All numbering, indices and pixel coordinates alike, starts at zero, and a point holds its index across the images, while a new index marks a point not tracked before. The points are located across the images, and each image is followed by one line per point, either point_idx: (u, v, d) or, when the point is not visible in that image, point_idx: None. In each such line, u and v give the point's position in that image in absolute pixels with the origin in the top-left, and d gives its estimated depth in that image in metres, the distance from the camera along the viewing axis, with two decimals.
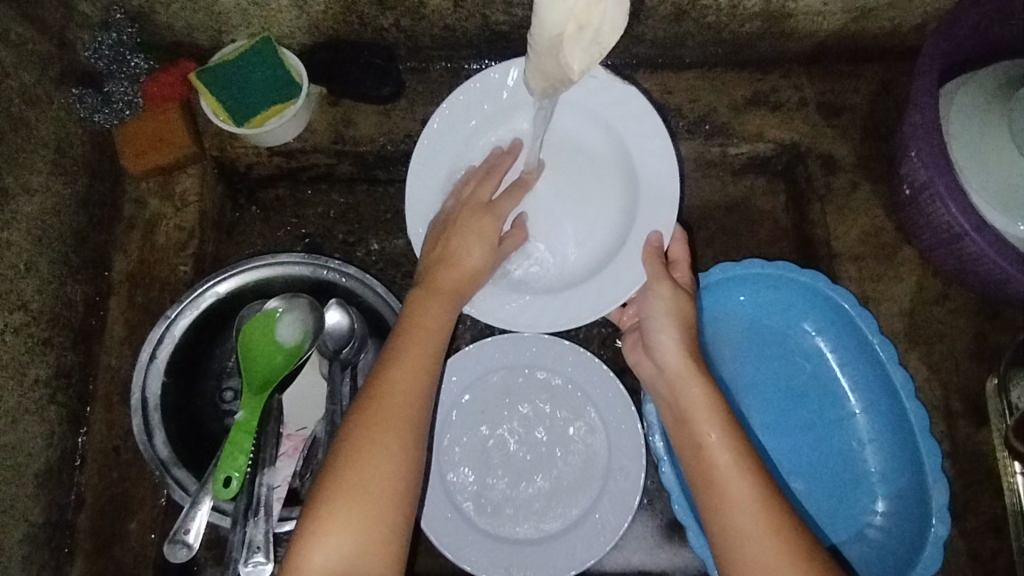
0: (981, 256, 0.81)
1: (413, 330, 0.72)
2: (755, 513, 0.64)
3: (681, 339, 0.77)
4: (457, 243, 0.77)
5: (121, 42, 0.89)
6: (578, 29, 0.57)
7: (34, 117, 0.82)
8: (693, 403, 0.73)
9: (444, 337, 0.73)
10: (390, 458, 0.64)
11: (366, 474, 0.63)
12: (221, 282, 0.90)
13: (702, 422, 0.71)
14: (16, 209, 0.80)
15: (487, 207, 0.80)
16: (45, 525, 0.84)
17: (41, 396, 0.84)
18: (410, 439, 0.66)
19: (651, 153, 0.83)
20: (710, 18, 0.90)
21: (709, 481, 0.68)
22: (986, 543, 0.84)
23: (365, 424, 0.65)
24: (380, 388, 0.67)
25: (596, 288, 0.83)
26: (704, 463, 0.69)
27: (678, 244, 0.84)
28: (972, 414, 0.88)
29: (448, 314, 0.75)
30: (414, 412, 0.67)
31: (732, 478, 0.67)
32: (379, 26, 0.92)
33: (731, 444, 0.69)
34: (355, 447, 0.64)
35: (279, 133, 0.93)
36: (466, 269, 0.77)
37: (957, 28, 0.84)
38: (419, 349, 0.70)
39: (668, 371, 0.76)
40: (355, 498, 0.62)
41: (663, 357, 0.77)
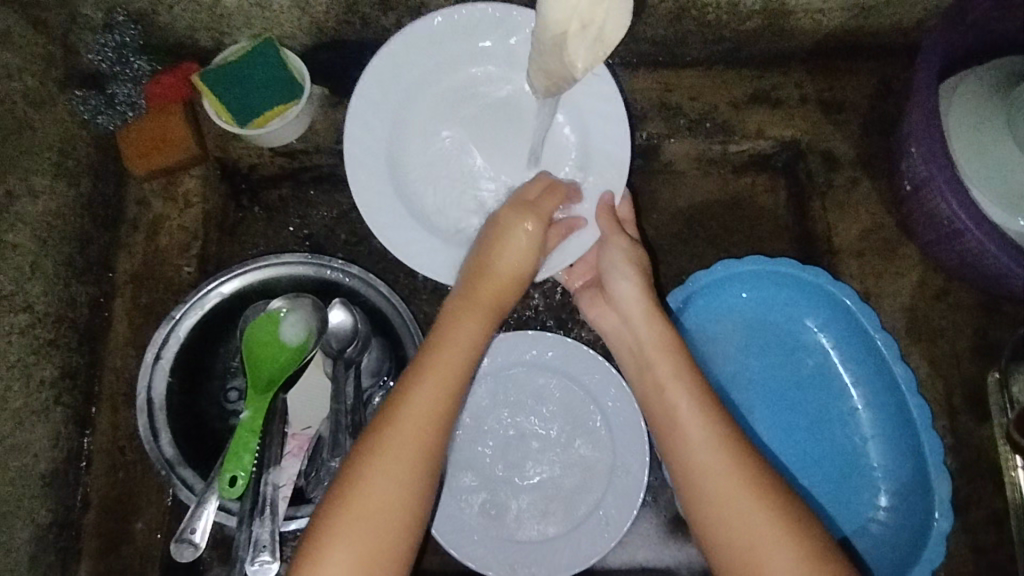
0: (982, 250, 0.81)
1: (440, 350, 0.71)
2: (716, 453, 0.68)
3: (641, 285, 0.81)
4: (502, 251, 0.76)
5: (123, 44, 0.88)
6: (581, 28, 0.58)
7: (37, 120, 0.83)
8: (653, 347, 0.77)
9: (474, 353, 0.73)
10: (402, 485, 0.65)
11: (377, 500, 0.64)
12: (225, 283, 0.91)
13: (661, 365, 0.76)
14: (20, 212, 0.80)
15: (535, 208, 0.78)
16: (52, 525, 0.85)
17: (47, 398, 0.84)
18: (423, 466, 0.67)
19: (602, 117, 0.86)
20: (710, 16, 0.91)
21: (672, 421, 0.72)
22: (988, 537, 0.85)
23: (381, 450, 0.66)
24: (396, 413, 0.68)
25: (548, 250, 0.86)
26: (666, 404, 0.73)
27: (627, 208, 0.88)
28: (973, 408, 0.88)
29: (480, 332, 0.74)
30: (431, 436, 0.68)
31: (692, 420, 0.71)
32: (381, 27, 0.92)
33: (690, 385, 0.73)
34: (368, 474, 0.65)
35: (281, 134, 0.93)
36: (506, 278, 0.76)
37: (956, 25, 0.84)
38: (449, 360, 0.71)
39: (630, 319, 0.80)
40: (362, 524, 0.64)
41: (624, 307, 0.81)
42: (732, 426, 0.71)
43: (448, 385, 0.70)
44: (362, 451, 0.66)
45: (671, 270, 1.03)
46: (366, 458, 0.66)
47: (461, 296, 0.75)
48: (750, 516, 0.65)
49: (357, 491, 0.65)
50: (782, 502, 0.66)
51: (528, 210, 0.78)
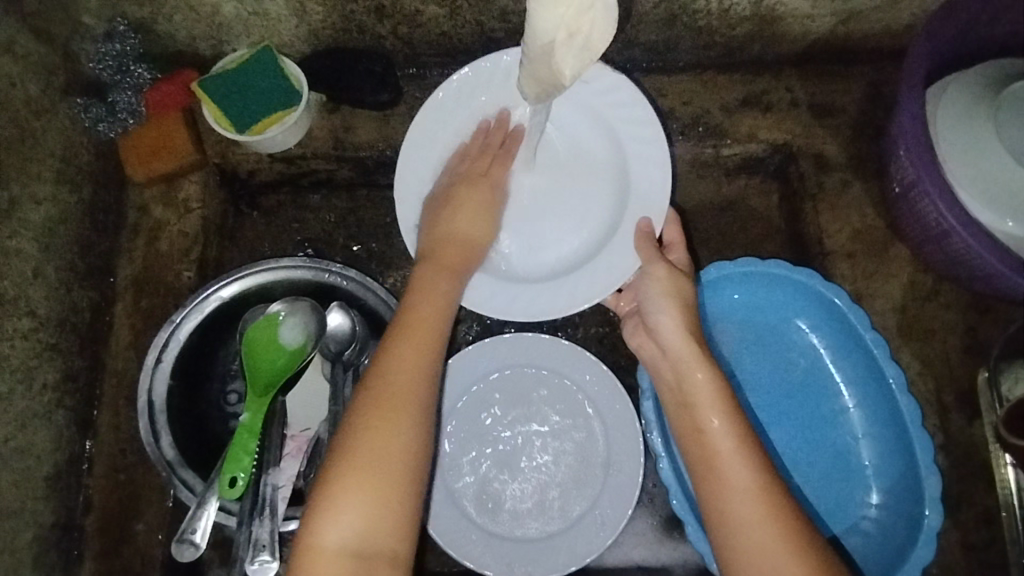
0: (969, 251, 0.83)
1: (420, 302, 0.74)
2: (754, 499, 0.66)
3: (681, 320, 0.78)
4: (458, 221, 0.80)
5: (123, 53, 0.90)
6: (568, 37, 0.59)
7: (40, 128, 0.84)
8: (699, 389, 0.74)
9: (449, 311, 0.75)
10: (407, 430, 0.66)
11: (383, 444, 0.65)
12: (224, 287, 0.92)
13: (705, 406, 0.72)
14: (23, 217, 0.82)
15: (484, 176, 0.82)
16: (54, 527, 0.86)
17: (50, 401, 0.86)
18: (420, 411, 0.67)
19: (642, 142, 0.85)
20: (701, 22, 0.92)
21: (707, 462, 0.70)
22: (980, 534, 0.85)
23: (379, 398, 0.66)
24: (382, 368, 0.69)
25: (587, 280, 0.85)
26: (707, 448, 0.70)
27: (673, 227, 0.86)
28: (963, 407, 0.89)
29: (450, 285, 0.77)
30: (422, 382, 0.68)
31: (734, 456, 0.69)
32: (377, 34, 0.94)
33: (733, 431, 0.70)
34: (365, 421, 0.65)
35: (278, 141, 0.95)
36: (467, 241, 0.80)
37: (942, 30, 0.86)
38: (427, 319, 0.72)
39: (671, 354, 0.77)
40: (364, 465, 0.64)
41: (667, 341, 0.78)
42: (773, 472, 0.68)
43: (430, 338, 0.72)
44: (360, 405, 0.67)
45: None
46: (362, 412, 0.66)
47: (426, 256, 0.78)
48: (779, 568, 0.63)
49: (363, 438, 0.65)
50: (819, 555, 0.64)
51: (481, 177, 0.82)
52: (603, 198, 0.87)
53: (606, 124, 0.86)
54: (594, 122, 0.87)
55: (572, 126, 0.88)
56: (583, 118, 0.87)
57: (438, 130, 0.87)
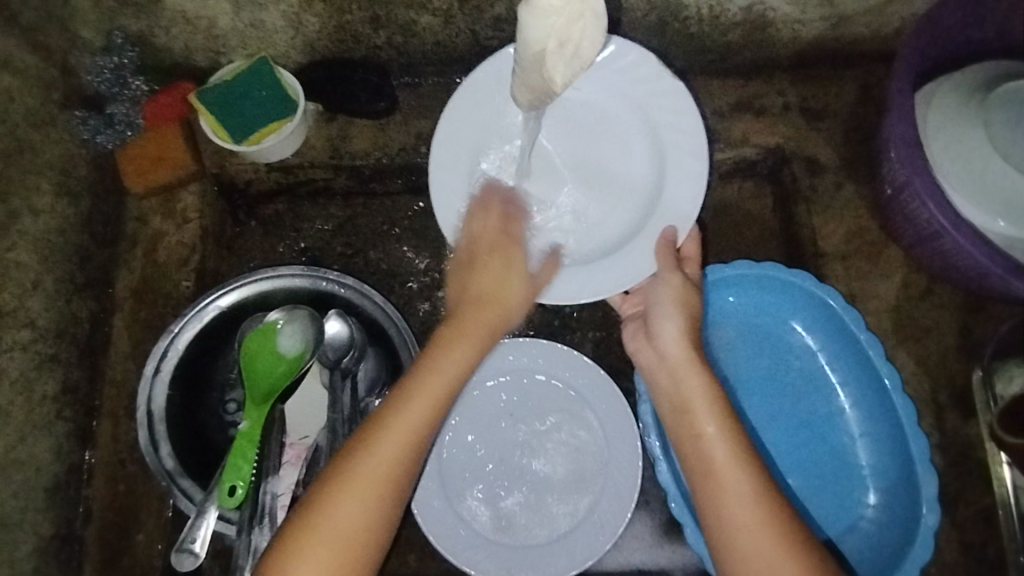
0: (961, 252, 0.83)
1: (428, 369, 0.72)
2: (749, 504, 0.67)
3: (685, 329, 0.79)
4: (479, 284, 0.80)
5: (122, 65, 0.92)
6: (559, 45, 0.60)
7: (38, 141, 0.85)
8: (693, 396, 0.74)
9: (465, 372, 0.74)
10: (372, 514, 0.66)
11: (349, 513, 0.65)
12: (223, 296, 0.93)
13: (701, 413, 0.73)
14: (22, 229, 0.83)
15: (507, 241, 0.84)
16: (54, 538, 0.86)
17: (49, 411, 0.86)
18: (394, 492, 0.67)
19: (684, 151, 0.86)
20: (693, 29, 0.94)
21: (703, 470, 0.71)
22: (977, 533, 0.86)
23: (357, 474, 0.66)
24: (372, 437, 0.67)
25: (600, 274, 0.85)
26: (701, 454, 0.71)
27: (693, 243, 0.87)
28: (959, 407, 0.90)
29: (471, 357, 0.75)
30: (430, 427, 0.70)
31: (727, 463, 0.69)
32: (372, 45, 0.95)
33: (729, 434, 0.71)
34: (338, 489, 0.65)
35: (276, 150, 0.95)
36: (501, 304, 0.80)
37: (930, 34, 0.87)
38: (436, 386, 0.71)
39: (669, 360, 0.78)
40: (328, 535, 0.64)
41: (666, 346, 0.79)
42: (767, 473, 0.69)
43: (432, 411, 0.70)
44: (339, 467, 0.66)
45: None
46: (338, 480, 0.66)
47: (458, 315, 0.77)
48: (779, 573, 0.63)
49: (352, 479, 0.66)
50: (817, 558, 0.65)
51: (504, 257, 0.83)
52: (635, 198, 0.88)
53: (654, 127, 0.87)
54: (642, 119, 0.87)
55: (618, 120, 0.88)
56: (635, 115, 0.88)
57: (491, 90, 0.86)
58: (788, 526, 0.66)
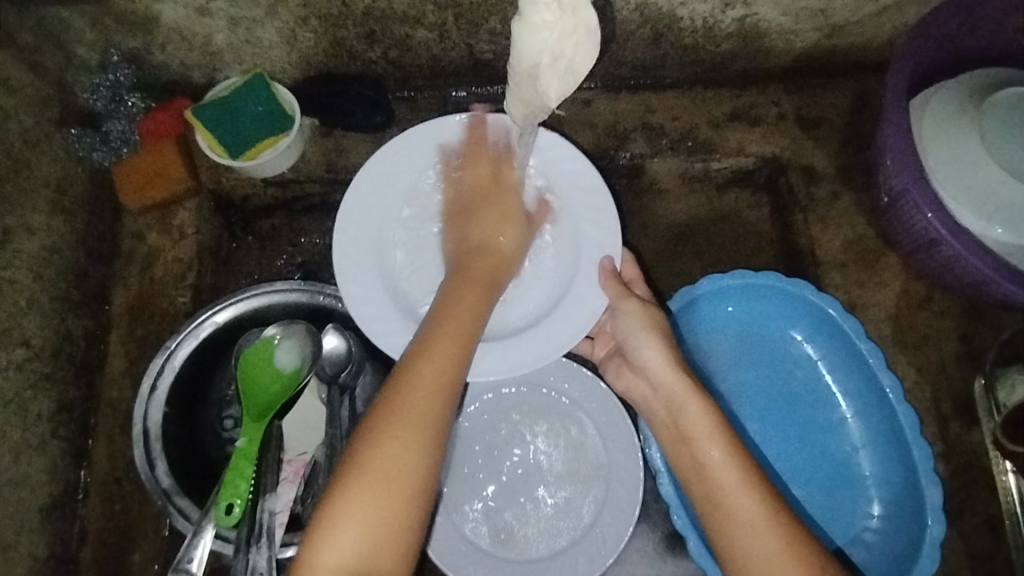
0: (959, 259, 0.83)
1: (443, 320, 0.73)
2: (768, 528, 0.66)
3: (667, 355, 0.78)
4: (483, 230, 0.83)
5: (118, 83, 0.93)
6: (552, 60, 0.60)
7: (34, 159, 0.85)
8: (694, 423, 0.74)
9: (477, 324, 0.75)
10: (415, 453, 0.64)
11: (391, 463, 0.64)
12: (219, 312, 0.92)
13: (703, 440, 0.73)
14: (18, 248, 0.82)
15: (500, 185, 0.86)
16: (48, 559, 0.85)
17: (44, 431, 0.85)
18: (433, 432, 0.66)
19: (583, 191, 0.87)
20: (687, 40, 0.94)
21: (715, 500, 0.70)
22: (983, 543, 0.85)
23: (393, 415, 0.65)
24: (401, 381, 0.68)
25: (556, 331, 0.83)
26: (709, 482, 0.71)
27: (630, 265, 0.89)
28: (962, 415, 0.89)
29: (479, 311, 0.76)
30: (455, 371, 0.70)
31: (737, 490, 0.69)
32: (368, 59, 0.95)
33: (731, 458, 0.71)
34: (377, 432, 0.65)
35: (271, 166, 0.95)
36: (499, 256, 0.82)
37: (923, 43, 0.87)
38: (454, 333, 0.72)
39: (663, 389, 0.77)
40: (375, 478, 0.63)
41: (657, 377, 0.78)
42: (775, 496, 0.69)
43: (455, 357, 0.71)
44: (370, 431, 0.65)
45: (660, 288, 1.04)
46: (373, 426, 0.65)
47: (459, 276, 0.79)
48: None
49: (387, 421, 0.65)
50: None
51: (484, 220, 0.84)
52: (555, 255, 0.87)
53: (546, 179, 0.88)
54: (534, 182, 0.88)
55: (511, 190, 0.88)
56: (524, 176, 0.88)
57: (369, 200, 0.86)
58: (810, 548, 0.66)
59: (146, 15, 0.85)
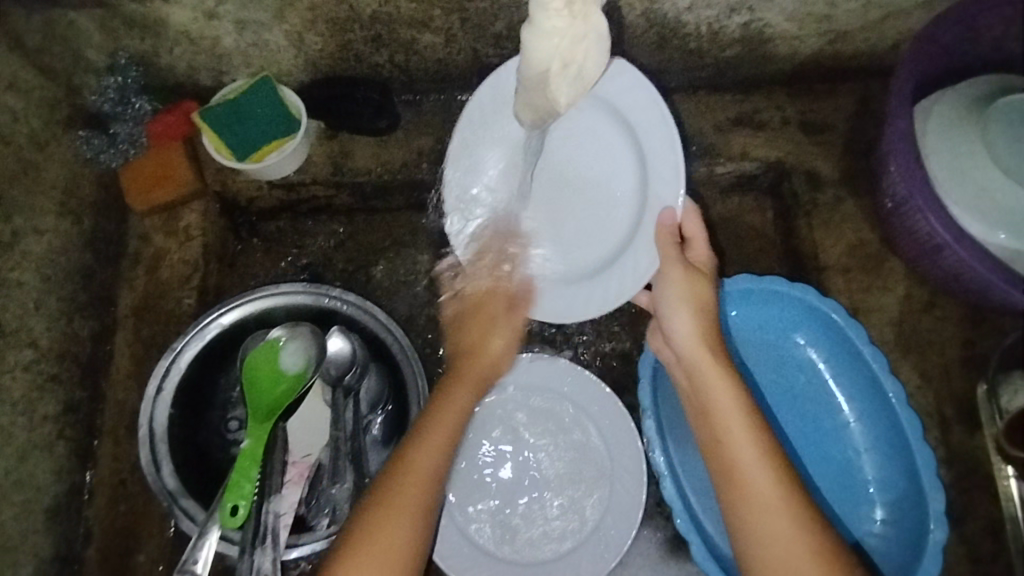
0: (963, 265, 0.84)
1: (437, 410, 0.79)
2: (779, 510, 0.66)
3: (700, 326, 0.79)
4: (483, 334, 0.89)
5: (125, 85, 0.93)
6: (563, 67, 0.62)
7: (42, 161, 0.86)
8: (716, 398, 0.74)
9: (465, 416, 0.81)
10: (402, 537, 0.70)
11: (378, 550, 0.68)
12: (224, 314, 0.92)
13: (724, 416, 0.73)
14: (25, 249, 0.83)
15: (490, 294, 0.90)
16: (53, 560, 0.85)
17: (50, 432, 0.86)
18: (421, 517, 0.72)
19: (650, 131, 0.83)
20: (692, 45, 0.95)
21: (730, 475, 0.70)
22: (985, 548, 0.85)
23: (389, 499, 0.71)
24: (398, 466, 0.74)
25: (599, 292, 0.86)
26: (728, 459, 0.71)
27: (693, 223, 0.83)
28: (965, 420, 0.90)
29: (467, 403, 0.82)
30: (444, 461, 0.76)
31: (756, 470, 0.69)
32: (374, 63, 0.96)
33: (753, 435, 0.71)
34: (371, 520, 0.70)
35: (278, 168, 0.96)
36: (485, 355, 0.87)
37: (927, 50, 0.88)
38: (447, 424, 0.78)
39: (689, 360, 0.78)
40: (362, 562, 0.68)
41: (682, 345, 0.79)
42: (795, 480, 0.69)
43: (443, 447, 0.76)
44: (359, 521, 0.70)
45: None
46: (367, 512, 0.70)
47: (453, 374, 0.85)
48: None
49: (383, 510, 0.70)
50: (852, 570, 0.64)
51: (486, 305, 0.90)
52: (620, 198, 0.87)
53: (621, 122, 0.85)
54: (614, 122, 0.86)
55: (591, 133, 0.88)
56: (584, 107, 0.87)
57: (478, 123, 0.88)
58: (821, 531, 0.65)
59: (154, 18, 0.86)
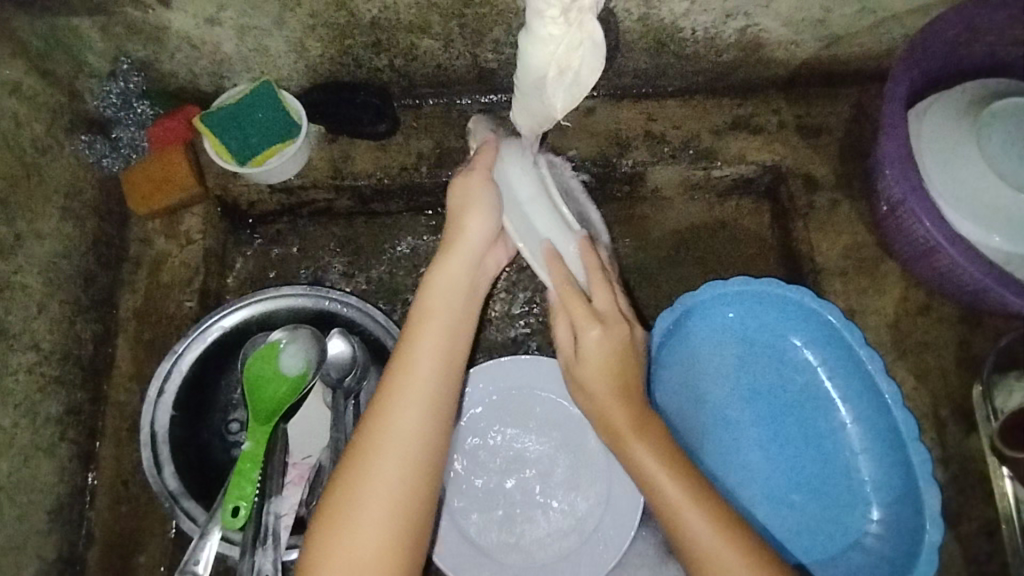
0: (958, 267, 0.84)
1: (406, 359, 0.71)
2: (709, 532, 0.71)
3: (603, 352, 0.80)
4: (463, 213, 0.78)
5: (128, 90, 0.94)
6: (558, 73, 0.62)
7: (45, 165, 0.87)
8: (621, 425, 0.78)
9: (445, 351, 0.73)
10: (386, 511, 0.65)
11: (360, 524, 0.65)
12: (225, 316, 0.93)
13: (637, 445, 0.76)
14: (28, 253, 0.84)
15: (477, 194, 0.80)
16: (56, 560, 0.86)
17: (52, 433, 0.86)
18: (405, 484, 0.67)
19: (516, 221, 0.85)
20: (689, 50, 0.95)
21: (660, 503, 0.74)
22: (981, 547, 0.85)
23: (364, 475, 0.66)
24: (368, 439, 0.68)
25: None
26: (655, 492, 0.74)
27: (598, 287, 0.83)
28: (960, 421, 0.90)
29: (443, 337, 0.73)
30: (421, 418, 0.69)
31: (680, 500, 0.73)
32: (374, 67, 0.97)
33: (665, 463, 0.75)
34: (347, 501, 0.65)
35: (279, 172, 0.96)
36: (466, 238, 0.78)
37: (922, 55, 0.89)
38: (419, 383, 0.70)
39: (596, 394, 0.80)
40: (349, 540, 0.64)
41: (587, 376, 0.80)
42: (713, 498, 0.74)
43: (420, 406, 0.69)
44: (333, 505, 0.66)
45: (662, 294, 1.05)
46: (341, 491, 0.66)
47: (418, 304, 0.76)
48: None
49: (358, 487, 0.66)
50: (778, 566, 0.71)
51: (457, 244, 0.77)
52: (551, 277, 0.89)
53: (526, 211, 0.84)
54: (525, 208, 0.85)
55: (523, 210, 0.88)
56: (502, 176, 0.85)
57: None
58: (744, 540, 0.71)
59: (155, 24, 0.87)
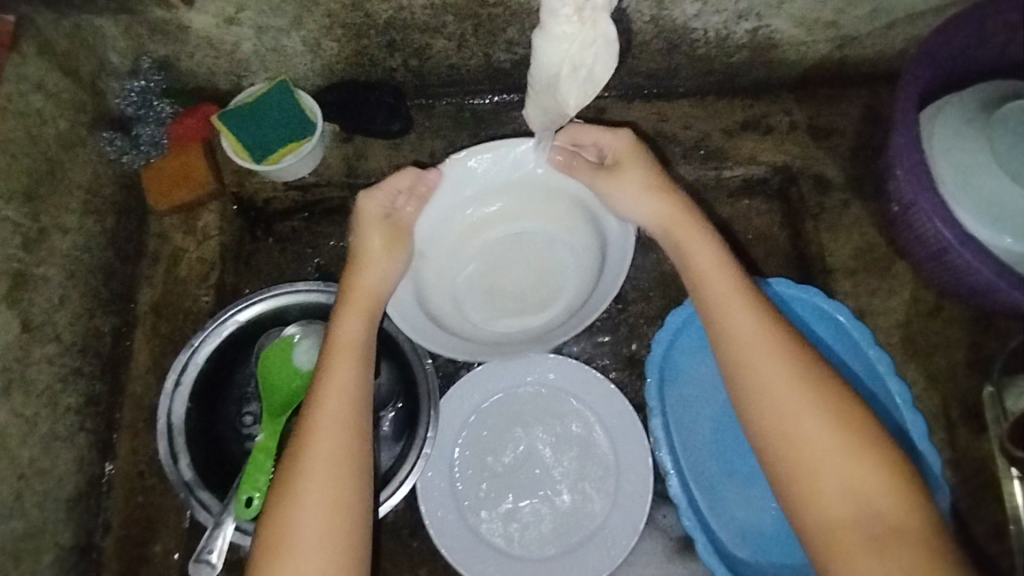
0: (968, 268, 0.85)
1: (327, 374, 0.76)
2: (876, 487, 0.64)
3: (753, 305, 0.74)
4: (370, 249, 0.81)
5: (148, 89, 0.97)
6: (572, 70, 0.63)
7: (68, 161, 0.89)
8: (777, 372, 0.70)
9: (360, 364, 0.77)
10: (311, 519, 0.68)
11: (288, 534, 0.68)
12: (240, 311, 0.95)
13: (792, 392, 0.69)
14: (51, 246, 0.86)
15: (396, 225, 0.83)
16: (73, 548, 0.88)
17: (71, 423, 0.88)
18: (328, 493, 0.69)
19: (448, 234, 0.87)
20: (700, 50, 0.96)
21: (810, 457, 0.67)
22: (991, 549, 0.85)
23: (295, 487, 0.69)
24: (297, 453, 0.71)
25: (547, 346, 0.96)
26: (803, 445, 0.67)
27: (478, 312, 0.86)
28: (970, 422, 0.90)
29: (359, 352, 0.77)
30: (343, 432, 0.72)
31: (834, 451, 0.66)
32: (388, 67, 0.98)
33: (829, 410, 0.68)
34: (278, 514, 0.69)
35: (295, 169, 0.98)
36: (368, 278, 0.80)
37: (933, 56, 0.89)
38: (333, 399, 0.74)
39: (743, 335, 0.73)
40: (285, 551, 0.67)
41: (737, 321, 0.74)
42: (885, 448, 0.67)
43: (342, 419, 0.73)
44: (271, 519, 0.69)
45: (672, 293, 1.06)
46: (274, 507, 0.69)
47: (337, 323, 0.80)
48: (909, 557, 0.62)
49: (291, 500, 0.69)
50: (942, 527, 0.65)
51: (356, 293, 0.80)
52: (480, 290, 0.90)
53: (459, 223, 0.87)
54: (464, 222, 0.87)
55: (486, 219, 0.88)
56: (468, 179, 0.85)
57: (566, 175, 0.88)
58: (910, 492, 0.65)
59: (177, 24, 0.89)
